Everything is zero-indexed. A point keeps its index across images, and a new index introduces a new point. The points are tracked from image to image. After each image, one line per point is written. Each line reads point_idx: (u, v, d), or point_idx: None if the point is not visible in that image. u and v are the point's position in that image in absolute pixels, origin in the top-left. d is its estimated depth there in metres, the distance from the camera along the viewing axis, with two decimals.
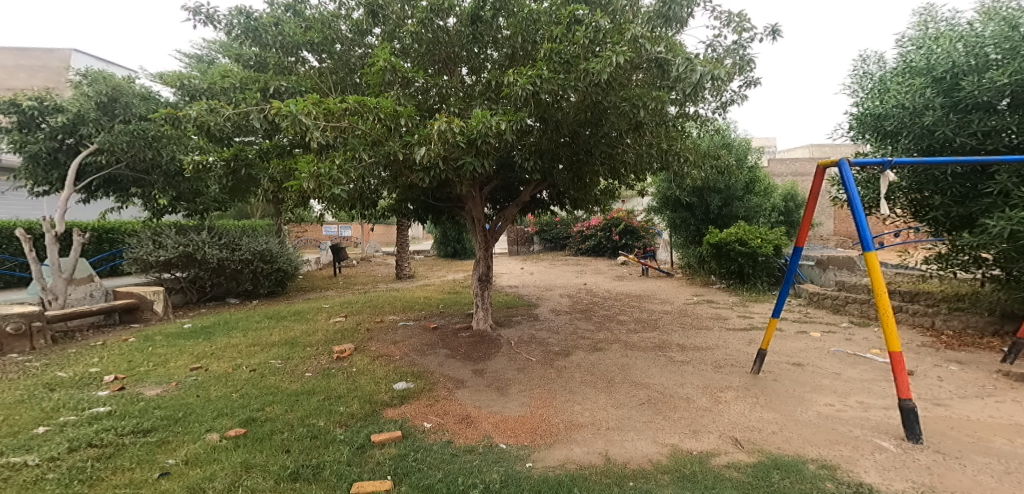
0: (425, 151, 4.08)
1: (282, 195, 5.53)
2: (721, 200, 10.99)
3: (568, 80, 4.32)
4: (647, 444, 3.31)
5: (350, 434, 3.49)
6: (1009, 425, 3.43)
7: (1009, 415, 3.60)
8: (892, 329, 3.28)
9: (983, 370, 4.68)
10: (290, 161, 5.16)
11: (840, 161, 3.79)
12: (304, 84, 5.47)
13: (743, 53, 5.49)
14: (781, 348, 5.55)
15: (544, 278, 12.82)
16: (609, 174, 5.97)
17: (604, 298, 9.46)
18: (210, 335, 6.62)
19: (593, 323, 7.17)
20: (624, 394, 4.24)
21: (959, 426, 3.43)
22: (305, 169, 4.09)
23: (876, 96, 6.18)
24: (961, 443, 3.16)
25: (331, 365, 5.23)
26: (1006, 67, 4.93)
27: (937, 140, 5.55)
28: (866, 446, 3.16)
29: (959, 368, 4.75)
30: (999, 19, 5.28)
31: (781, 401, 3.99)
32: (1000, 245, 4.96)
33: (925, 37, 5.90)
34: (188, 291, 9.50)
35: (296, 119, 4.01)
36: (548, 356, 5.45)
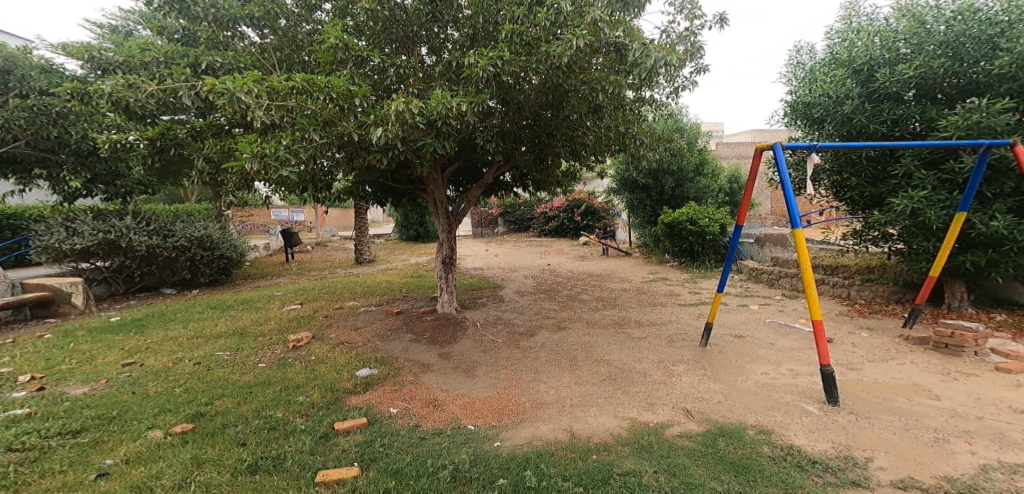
0: (382, 132, 3.96)
1: (221, 177, 5.23)
2: (675, 181, 11.46)
3: (528, 61, 4.35)
4: (608, 419, 3.45)
5: (312, 423, 3.39)
6: (907, 385, 3.88)
7: (908, 376, 4.06)
8: (814, 300, 3.59)
9: (888, 335, 5.25)
10: (227, 140, 4.83)
11: (776, 144, 4.02)
12: (242, 60, 5.11)
13: (694, 40, 5.58)
14: (726, 321, 5.96)
15: (506, 259, 12.88)
16: (569, 156, 6.06)
17: (567, 278, 9.67)
18: (145, 329, 6.13)
19: (556, 303, 7.34)
20: (586, 371, 4.40)
21: (870, 388, 3.83)
22: (247, 149, 3.83)
23: (806, 85, 6.59)
24: (869, 404, 3.55)
25: (287, 354, 5.03)
26: (914, 61, 5.39)
27: (854, 128, 6.04)
28: (795, 410, 3.48)
29: (869, 334, 5.30)
30: (909, 15, 5.68)
31: (723, 372, 4.29)
32: (903, 222, 5.52)
33: (849, 30, 6.31)
34: (114, 282, 8.69)
35: (234, 98, 3.80)
36: (512, 337, 5.53)
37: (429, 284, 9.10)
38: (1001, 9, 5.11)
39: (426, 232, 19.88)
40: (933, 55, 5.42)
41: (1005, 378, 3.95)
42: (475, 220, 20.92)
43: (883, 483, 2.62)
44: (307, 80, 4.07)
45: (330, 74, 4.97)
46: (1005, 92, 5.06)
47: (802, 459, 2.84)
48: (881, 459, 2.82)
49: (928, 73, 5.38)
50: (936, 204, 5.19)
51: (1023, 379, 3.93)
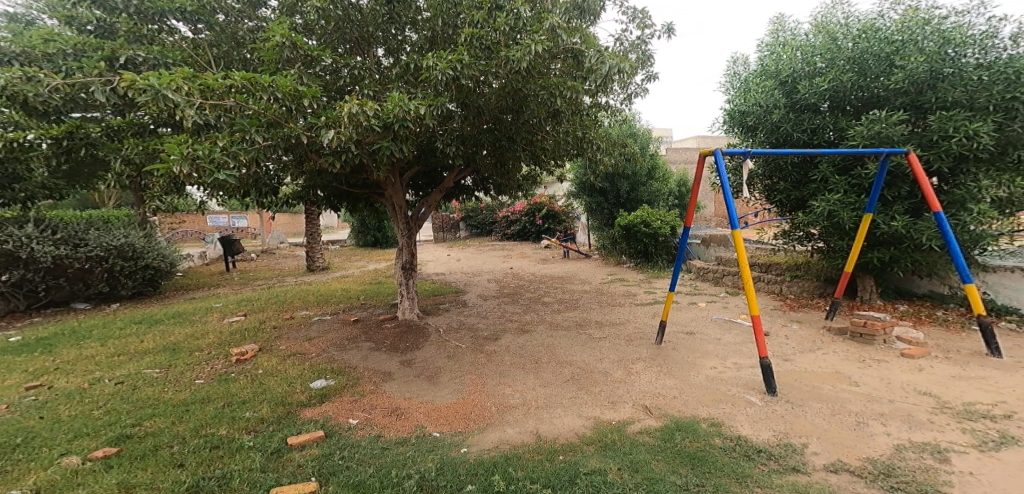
0: (334, 135, 3.83)
1: (144, 180, 4.89)
2: (630, 185, 11.84)
3: (488, 66, 4.32)
4: (573, 419, 3.50)
5: (261, 439, 3.24)
6: (832, 373, 4.24)
7: (833, 365, 4.43)
8: (753, 296, 3.84)
9: (815, 326, 5.72)
10: (152, 140, 4.45)
11: (717, 150, 4.27)
12: (169, 56, 4.79)
13: (645, 49, 5.81)
14: (677, 318, 6.24)
15: (467, 264, 12.77)
16: (530, 160, 6.11)
17: (530, 280, 9.73)
18: (54, 348, 5.48)
19: (520, 306, 7.37)
20: (550, 373, 4.44)
21: (803, 378, 4.14)
22: (175, 151, 3.54)
23: (741, 94, 6.94)
24: (803, 392, 3.84)
25: (229, 369, 4.69)
26: (827, 75, 5.91)
27: (782, 136, 6.54)
28: (741, 402, 3.70)
29: (799, 326, 5.75)
30: (824, 32, 6.25)
31: (676, 367, 4.48)
32: (823, 223, 6.06)
33: (774, 44, 6.73)
34: (13, 298, 7.76)
35: (160, 95, 3.52)
36: (476, 341, 5.49)
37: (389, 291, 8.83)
38: (897, 29, 5.70)
39: (384, 238, 19.29)
40: (843, 69, 5.95)
41: (911, 363, 4.41)
42: (438, 225, 21.05)
43: (817, 466, 2.81)
44: (247, 79, 3.84)
45: (275, 73, 4.73)
46: (901, 105, 5.66)
47: (749, 448, 3.00)
48: (816, 444, 3.05)
49: (839, 86, 5.93)
50: (849, 206, 5.74)
51: (925, 363, 4.40)
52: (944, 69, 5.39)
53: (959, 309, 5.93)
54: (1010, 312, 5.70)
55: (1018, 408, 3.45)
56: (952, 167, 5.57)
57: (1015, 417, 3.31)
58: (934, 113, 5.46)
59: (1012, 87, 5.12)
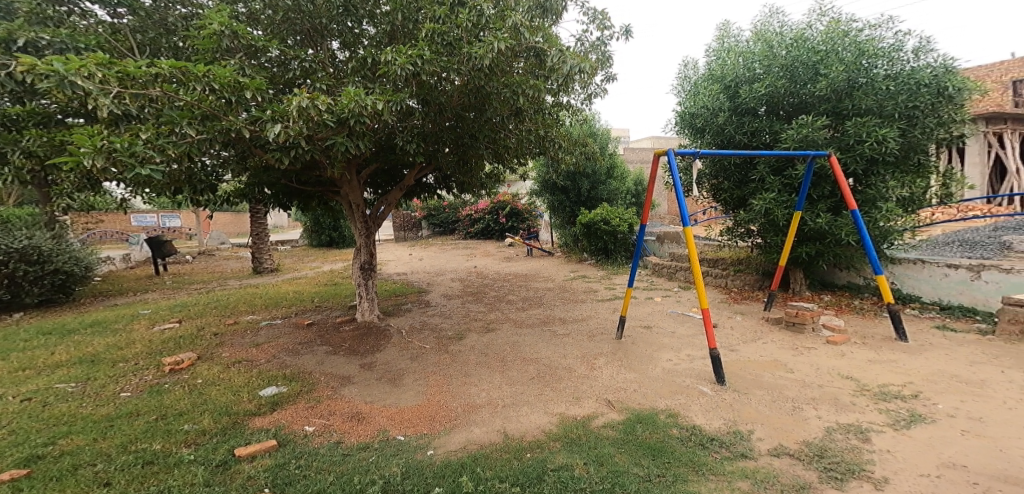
0: (282, 129, 3.67)
1: (51, 174, 4.52)
2: (590, 184, 11.96)
3: (448, 62, 4.29)
4: (539, 416, 3.53)
5: (203, 452, 3.07)
6: (771, 361, 4.52)
7: (772, 354, 4.73)
8: (702, 290, 4.03)
9: (756, 317, 6.08)
10: (59, 132, 4.03)
11: (670, 151, 4.47)
12: (77, 39, 4.57)
13: (605, 50, 5.85)
14: (636, 313, 6.43)
15: (429, 263, 12.56)
16: (493, 159, 6.07)
17: (494, 279, 9.68)
18: None
19: (484, 305, 7.32)
20: (515, 371, 4.45)
21: (747, 367, 4.38)
22: (85, 143, 3.22)
23: (691, 97, 7.26)
24: (748, 381, 4.06)
25: (161, 380, 4.36)
26: (764, 81, 6.26)
27: (725, 138, 6.88)
28: (694, 392, 3.87)
29: (743, 318, 6.09)
30: (762, 39, 6.58)
31: (636, 361, 4.61)
32: (760, 220, 6.46)
33: (720, 50, 7.08)
34: None
35: (67, 83, 3.23)
36: (440, 342, 5.43)
37: (347, 292, 8.52)
38: (823, 40, 6.13)
39: (340, 237, 18.61)
40: (777, 76, 6.34)
41: (833, 349, 4.79)
42: (400, 224, 20.38)
43: (762, 452, 2.99)
44: (175, 67, 3.59)
45: (212, 63, 4.49)
46: (826, 110, 6.12)
47: (703, 437, 3.14)
48: (761, 430, 3.24)
49: (774, 92, 6.31)
50: (782, 205, 6.15)
51: (846, 349, 4.79)
52: (858, 79, 5.90)
53: (872, 299, 6.50)
54: (913, 300, 6.24)
55: (924, 388, 3.82)
56: (865, 170, 6.08)
57: (921, 397, 3.67)
58: (854, 119, 5.92)
59: (913, 97, 5.72)
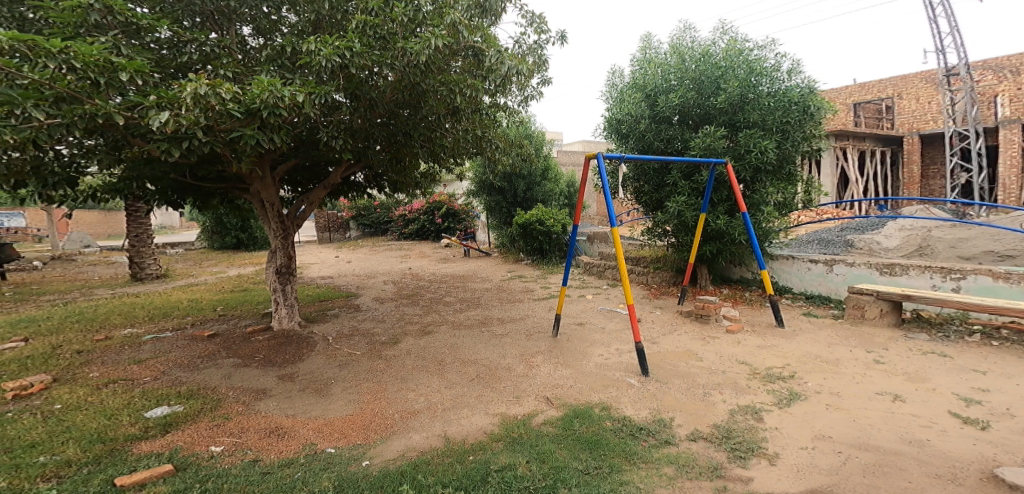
0: (171, 117, 3.29)
1: None
2: (525, 185, 12.00)
3: (382, 57, 4.09)
4: (480, 417, 3.51)
5: (72, 484, 2.66)
6: (685, 351, 4.87)
7: (686, 345, 5.08)
8: (628, 287, 4.23)
9: (672, 311, 6.52)
10: None
11: (598, 154, 4.73)
12: None
13: (541, 54, 6.02)
14: (569, 310, 6.60)
15: (360, 266, 11.91)
16: (428, 157, 5.95)
17: (430, 281, 9.44)
18: None
19: (420, 307, 7.11)
20: (454, 373, 4.38)
21: (666, 358, 4.69)
22: None
23: (615, 103, 7.53)
24: (669, 371, 4.33)
25: (4, 408, 3.71)
26: (678, 92, 6.70)
27: (645, 144, 7.26)
28: (622, 384, 4.05)
29: (662, 311, 6.50)
30: (678, 53, 7.04)
31: (570, 357, 4.74)
32: (674, 222, 6.96)
33: (641, 59, 7.44)
34: None
35: None
36: (373, 348, 5.19)
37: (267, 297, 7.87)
38: (723, 57, 6.75)
39: (250, 239, 17.05)
40: (688, 88, 6.84)
41: (730, 337, 5.29)
42: (323, 224, 19.53)
43: (682, 437, 3.20)
44: (20, 39, 3.09)
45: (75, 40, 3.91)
46: (724, 121, 6.71)
47: (633, 427, 3.29)
48: (680, 417, 3.47)
49: (686, 102, 6.77)
50: (691, 207, 6.68)
51: (740, 336, 5.31)
52: (748, 95, 6.55)
53: (756, 290, 7.29)
54: (787, 292, 7.07)
55: (800, 369, 4.34)
56: (752, 176, 6.76)
57: (796, 377, 4.17)
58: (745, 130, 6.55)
59: (786, 113, 6.50)
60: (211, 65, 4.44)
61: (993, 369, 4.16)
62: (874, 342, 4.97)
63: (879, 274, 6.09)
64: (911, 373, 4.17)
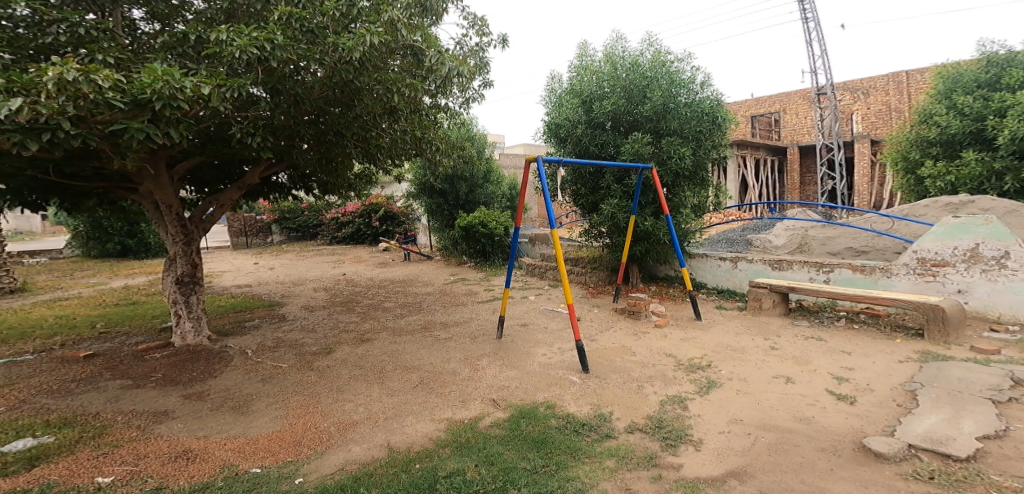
0: (26, 104, 2.95)
1: None
2: (468, 187, 11.85)
3: (309, 50, 3.89)
4: (425, 424, 3.43)
5: None
6: (620, 346, 5.07)
7: (623, 341, 5.28)
8: (567, 286, 4.34)
9: (608, 308, 6.76)
10: None
11: (539, 159, 4.82)
12: None
13: (483, 56, 6.11)
14: (512, 312, 6.63)
15: (294, 272, 11.22)
16: (362, 158, 5.75)
17: (367, 286, 9.10)
18: None
19: (356, 314, 6.83)
20: (396, 381, 4.25)
21: (604, 354, 4.85)
22: None
23: (554, 108, 7.70)
24: (608, 367, 4.48)
25: None
26: (611, 100, 6.97)
27: (582, 149, 7.43)
28: (565, 382, 4.14)
29: (599, 310, 6.72)
30: (611, 62, 7.29)
31: (515, 358, 4.76)
32: (609, 224, 7.24)
33: (577, 66, 7.63)
34: None
35: None
36: (302, 359, 4.91)
37: (157, 313, 7.11)
38: (649, 68, 7.09)
39: (139, 245, 15.49)
40: (619, 96, 7.11)
41: (658, 332, 5.58)
42: (239, 228, 17.98)
43: (621, 429, 3.33)
44: None
45: None
46: (650, 129, 7.06)
47: (577, 424, 3.37)
48: (619, 411, 3.60)
49: (618, 110, 7.05)
50: (623, 209, 7.01)
51: (667, 330, 5.63)
52: (669, 105, 6.98)
53: (678, 287, 7.76)
54: (702, 287, 7.58)
55: (714, 358, 4.68)
56: (673, 182, 7.15)
57: (712, 366, 4.49)
58: (666, 137, 6.96)
59: (699, 123, 6.99)
60: (82, 47, 3.99)
61: (855, 349, 4.77)
62: (770, 330, 5.50)
63: (771, 268, 6.75)
64: (796, 357, 4.65)
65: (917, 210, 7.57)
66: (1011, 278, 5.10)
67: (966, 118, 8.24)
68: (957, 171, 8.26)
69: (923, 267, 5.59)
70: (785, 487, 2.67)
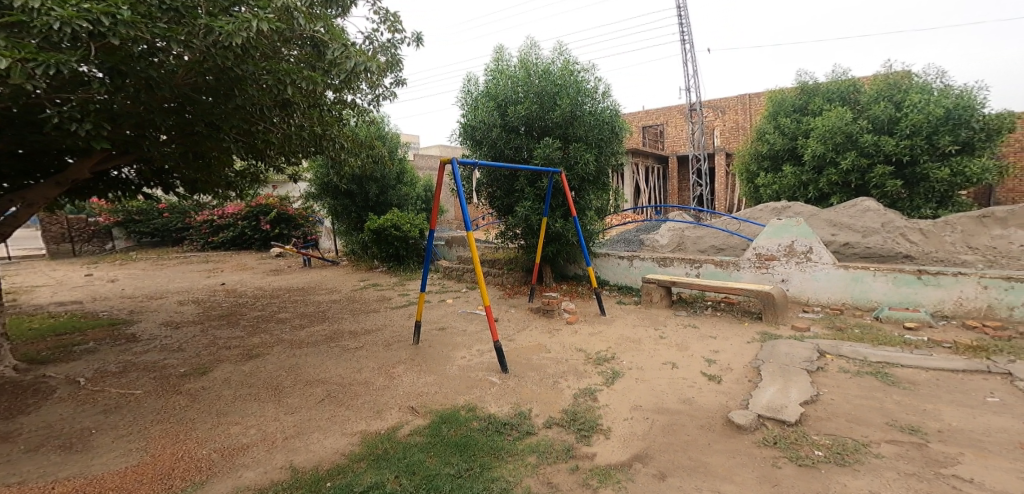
0: None
1: None
2: (379, 188, 11.34)
3: (171, 30, 3.51)
4: (334, 439, 3.25)
5: None
6: (537, 345, 5.19)
7: (540, 339, 5.42)
8: (484, 289, 4.35)
9: (523, 308, 6.90)
10: None
11: (453, 160, 4.74)
12: None
13: (395, 53, 5.95)
14: (429, 316, 6.50)
15: (155, 285, 9.94)
16: (247, 153, 5.27)
17: (255, 297, 8.37)
18: None
19: (244, 329, 6.23)
20: (297, 397, 3.97)
21: (521, 352, 4.94)
22: None
23: (470, 110, 7.70)
24: (526, 365, 4.57)
25: None
26: (523, 104, 7.13)
27: (498, 152, 7.49)
28: (485, 383, 4.15)
29: (515, 310, 6.83)
30: (524, 67, 7.48)
31: (433, 363, 4.68)
32: (522, 226, 7.40)
33: (492, 70, 7.70)
34: None
35: None
36: (166, 383, 4.40)
37: None
38: (559, 76, 7.34)
39: None
40: (532, 101, 7.27)
41: (570, 327, 5.81)
42: (59, 233, 15.55)
43: (541, 425, 3.42)
44: None
45: None
46: (559, 134, 7.28)
47: (499, 423, 3.40)
48: (538, 407, 3.69)
49: (530, 115, 7.20)
50: (535, 211, 7.21)
51: (577, 326, 5.88)
52: (578, 112, 7.28)
53: (586, 285, 8.13)
54: (605, 284, 8.02)
55: (616, 350, 4.98)
56: (579, 186, 7.49)
57: (616, 357, 4.77)
58: (574, 143, 7.25)
59: (601, 131, 7.42)
60: None
61: (719, 334, 5.35)
62: (660, 321, 5.97)
63: (658, 265, 7.35)
64: (678, 343, 5.12)
65: (754, 214, 8.95)
66: (814, 267, 6.13)
67: (786, 138, 10.53)
68: (779, 182, 10.40)
69: (760, 261, 6.50)
70: (679, 464, 2.92)
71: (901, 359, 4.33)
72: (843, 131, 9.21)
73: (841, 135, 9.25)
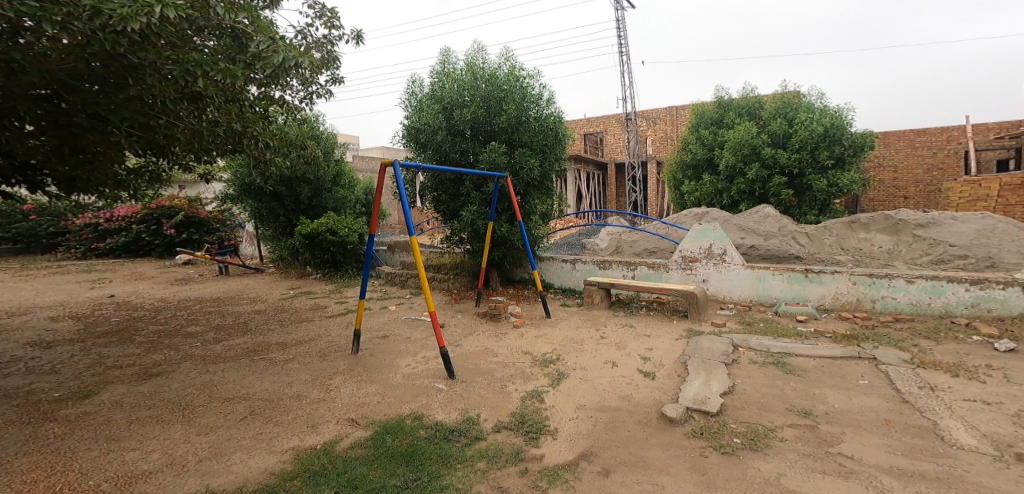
0: None
1: None
2: (311, 191, 10.88)
3: (44, 10, 3.10)
4: (263, 458, 3.07)
5: None
6: (482, 349, 5.17)
7: (485, 343, 5.41)
8: (429, 294, 4.26)
9: (468, 313, 6.86)
10: None
11: (394, 163, 4.61)
12: None
13: (330, 50, 5.72)
14: (370, 324, 6.31)
15: (25, 299, 8.90)
16: (148, 151, 4.89)
17: (159, 310, 7.75)
18: None
19: (144, 346, 5.72)
20: (214, 416, 3.72)
21: (467, 358, 4.90)
22: None
23: (415, 113, 7.57)
24: (471, 371, 4.53)
25: None
26: (470, 108, 7.10)
27: (443, 155, 7.41)
28: (431, 391, 4.08)
29: (461, 315, 6.78)
30: (471, 72, 7.47)
31: (374, 373, 4.54)
32: (468, 230, 7.36)
33: (439, 73, 7.64)
34: None
35: None
36: (32, 410, 3.95)
37: None
38: (506, 81, 7.39)
39: None
40: (478, 105, 7.26)
41: (515, 331, 5.84)
42: None
43: (488, 430, 3.40)
44: None
45: None
46: (505, 139, 7.32)
47: (446, 431, 3.35)
48: (484, 412, 3.68)
49: (477, 119, 7.19)
50: (480, 216, 7.19)
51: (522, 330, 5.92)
52: (523, 117, 7.36)
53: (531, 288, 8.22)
54: (550, 287, 8.15)
55: (559, 351, 5.06)
56: (524, 191, 7.57)
57: (560, 359, 4.85)
58: (519, 148, 7.32)
59: (545, 137, 7.55)
60: None
61: (653, 332, 5.59)
62: (601, 322, 6.14)
63: (597, 268, 7.55)
64: (615, 342, 5.29)
65: (678, 219, 9.49)
66: (727, 268, 6.56)
67: (704, 149, 11.37)
68: (699, 189, 11.22)
69: (686, 263, 6.82)
70: (621, 460, 3.01)
71: (794, 349, 4.72)
72: (749, 143, 10.15)
73: (746, 147, 10.19)
